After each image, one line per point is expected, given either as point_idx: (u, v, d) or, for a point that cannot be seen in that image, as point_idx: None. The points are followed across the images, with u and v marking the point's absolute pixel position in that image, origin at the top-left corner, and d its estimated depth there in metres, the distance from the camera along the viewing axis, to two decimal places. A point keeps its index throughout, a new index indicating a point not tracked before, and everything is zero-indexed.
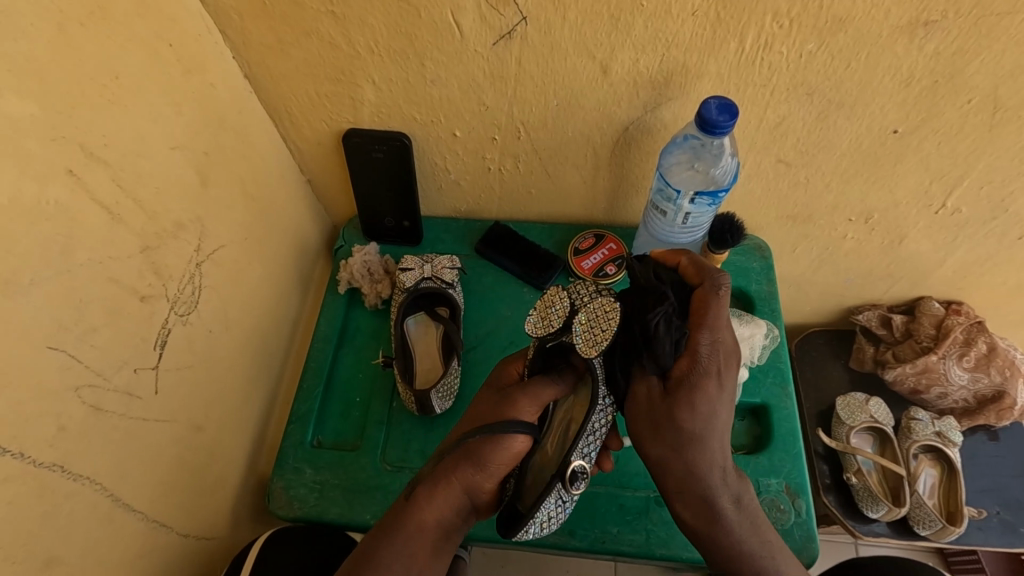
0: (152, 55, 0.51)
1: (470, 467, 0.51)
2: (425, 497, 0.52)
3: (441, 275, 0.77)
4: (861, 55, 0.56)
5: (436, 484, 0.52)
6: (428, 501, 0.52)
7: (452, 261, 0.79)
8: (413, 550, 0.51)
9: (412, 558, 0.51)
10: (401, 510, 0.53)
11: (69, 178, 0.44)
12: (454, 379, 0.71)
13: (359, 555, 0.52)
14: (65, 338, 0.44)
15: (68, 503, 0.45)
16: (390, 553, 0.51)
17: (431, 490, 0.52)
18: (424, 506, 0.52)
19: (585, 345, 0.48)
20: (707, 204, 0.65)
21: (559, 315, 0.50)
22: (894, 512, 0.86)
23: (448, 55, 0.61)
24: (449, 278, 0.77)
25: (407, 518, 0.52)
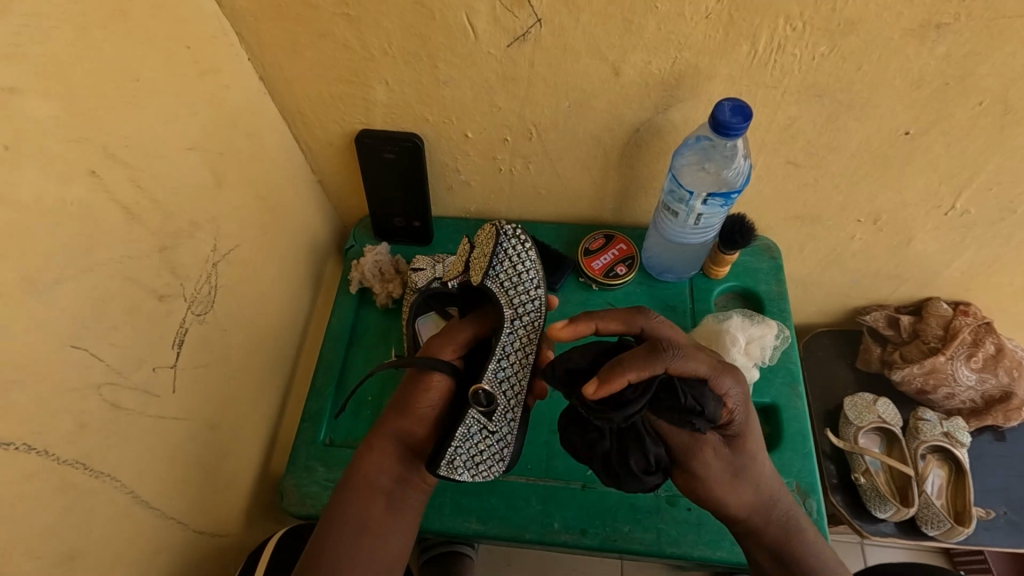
0: (170, 58, 0.52)
1: (397, 409, 0.61)
2: (366, 454, 0.60)
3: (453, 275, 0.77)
4: (872, 57, 0.56)
5: (373, 434, 0.61)
6: (371, 464, 0.60)
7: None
8: (368, 508, 0.58)
9: (367, 511, 0.58)
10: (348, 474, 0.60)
11: (90, 179, 0.44)
12: None
13: (325, 519, 0.57)
14: (87, 337, 0.44)
15: (88, 500, 0.45)
16: (344, 516, 0.57)
17: (372, 444, 0.60)
18: (366, 462, 0.59)
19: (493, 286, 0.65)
20: (720, 206, 0.66)
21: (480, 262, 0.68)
22: (902, 512, 0.87)
23: (460, 57, 0.61)
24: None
25: (353, 479, 0.59)
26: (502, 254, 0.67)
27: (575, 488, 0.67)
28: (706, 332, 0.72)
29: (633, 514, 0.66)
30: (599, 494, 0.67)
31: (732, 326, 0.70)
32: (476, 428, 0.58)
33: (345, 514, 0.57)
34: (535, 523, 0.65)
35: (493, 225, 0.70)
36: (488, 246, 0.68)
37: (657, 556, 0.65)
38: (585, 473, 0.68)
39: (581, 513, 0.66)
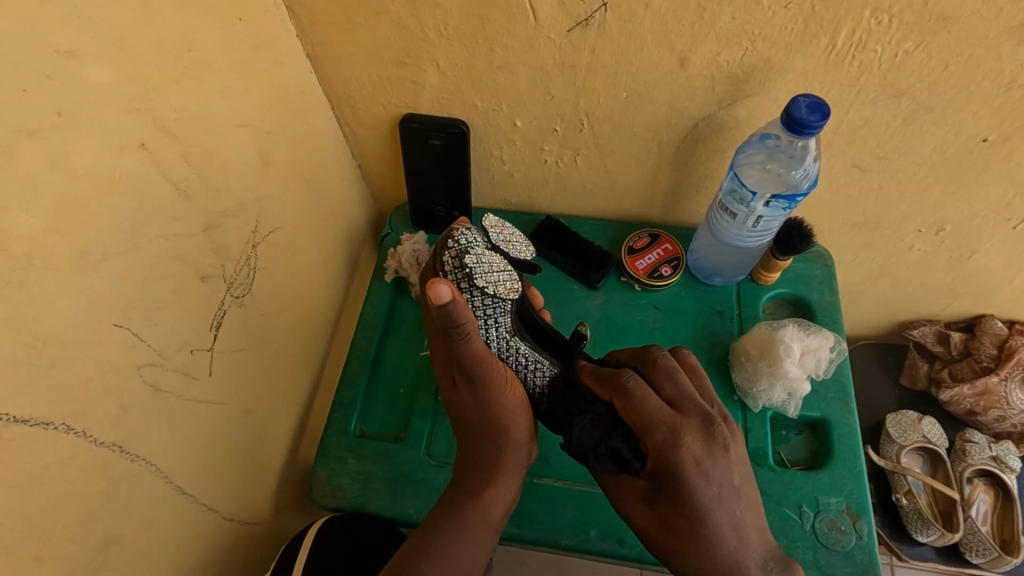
0: (223, 29, 0.50)
1: (494, 436, 0.54)
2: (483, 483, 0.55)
3: (503, 293, 0.50)
4: (962, 56, 0.53)
5: (492, 470, 0.55)
6: (492, 493, 0.55)
7: (501, 263, 0.51)
8: (474, 536, 0.54)
9: (472, 544, 0.53)
10: (454, 497, 0.55)
11: (142, 151, 0.42)
12: None
13: (416, 542, 0.54)
14: (132, 315, 0.43)
15: (126, 485, 0.44)
16: (460, 543, 0.53)
17: (494, 481, 0.55)
18: (486, 494, 0.54)
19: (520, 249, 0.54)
20: (782, 209, 0.61)
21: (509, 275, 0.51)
22: (946, 537, 0.84)
23: (520, 41, 0.58)
24: (504, 294, 0.50)
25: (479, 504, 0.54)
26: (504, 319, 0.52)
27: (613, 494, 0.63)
28: (758, 340, 0.67)
29: None
30: None
31: (786, 334, 0.65)
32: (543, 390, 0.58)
33: (458, 538, 0.53)
34: (571, 530, 0.62)
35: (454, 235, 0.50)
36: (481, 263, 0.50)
37: None
38: None
39: (618, 521, 0.63)
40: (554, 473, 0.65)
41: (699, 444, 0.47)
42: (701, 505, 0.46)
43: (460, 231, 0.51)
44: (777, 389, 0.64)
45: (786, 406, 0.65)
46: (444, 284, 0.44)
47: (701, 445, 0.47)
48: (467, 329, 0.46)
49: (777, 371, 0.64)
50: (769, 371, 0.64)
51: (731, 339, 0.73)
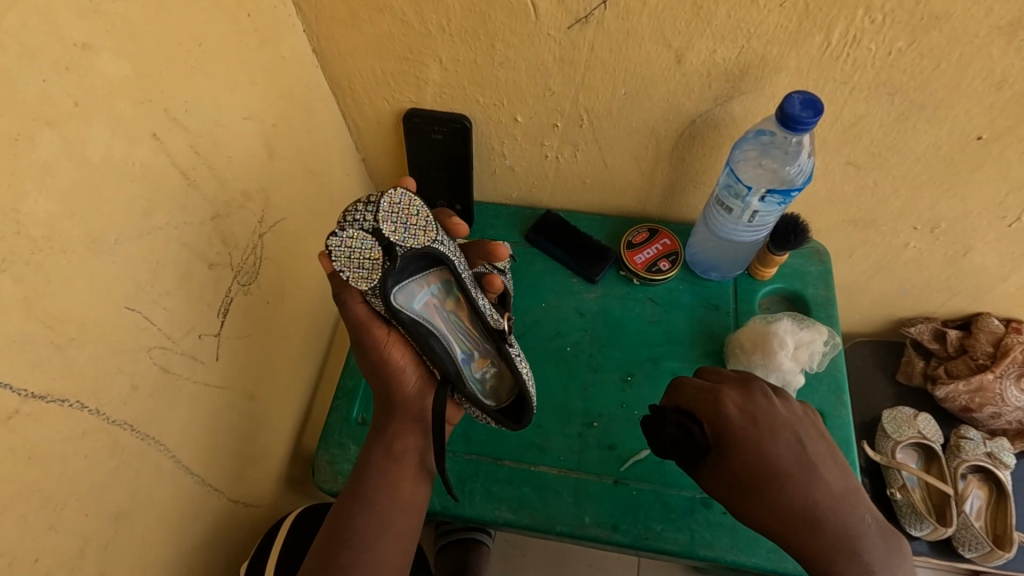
0: (231, 24, 0.51)
1: (391, 392, 0.60)
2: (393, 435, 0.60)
3: (358, 279, 0.53)
4: (953, 55, 0.54)
5: (393, 419, 0.60)
6: (398, 441, 0.60)
7: (368, 244, 0.53)
8: (395, 487, 0.58)
9: (398, 493, 0.58)
10: (370, 453, 0.60)
11: (153, 141, 0.44)
12: None
13: (347, 497, 0.58)
14: (142, 299, 0.44)
15: (135, 462, 0.46)
16: (376, 489, 0.58)
17: (394, 430, 0.60)
18: (395, 443, 0.60)
19: (409, 238, 0.55)
20: (777, 204, 0.62)
21: (371, 259, 0.53)
22: (939, 532, 0.85)
23: (521, 37, 0.60)
24: (360, 283, 0.53)
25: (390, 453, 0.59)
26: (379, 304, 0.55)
27: (608, 482, 0.65)
28: (752, 333, 0.68)
29: (668, 513, 0.63)
30: (632, 492, 0.64)
31: (781, 328, 0.66)
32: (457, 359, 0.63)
33: (377, 492, 0.58)
34: (566, 516, 0.63)
35: (348, 213, 0.54)
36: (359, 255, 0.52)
37: (689, 559, 0.62)
38: (618, 468, 0.66)
39: (612, 507, 0.64)
40: (550, 461, 0.67)
41: (737, 396, 0.56)
42: (779, 464, 0.54)
43: (350, 212, 0.54)
44: (771, 380, 0.65)
45: None
46: (324, 259, 0.55)
47: (738, 398, 0.56)
48: (346, 296, 0.55)
49: (771, 364, 0.65)
50: (763, 363, 0.65)
51: (727, 332, 0.74)
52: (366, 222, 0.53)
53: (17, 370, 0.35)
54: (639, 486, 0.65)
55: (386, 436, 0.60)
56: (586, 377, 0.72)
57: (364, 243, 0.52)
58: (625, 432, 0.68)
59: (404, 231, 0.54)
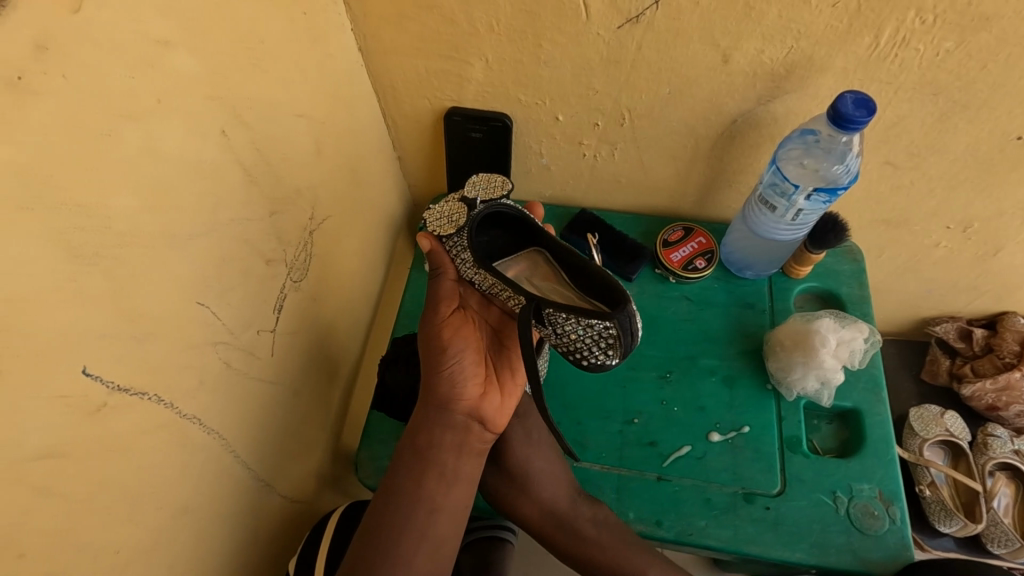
0: (289, 22, 0.52)
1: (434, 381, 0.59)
2: (424, 425, 0.60)
3: (446, 230, 0.59)
4: (1000, 55, 0.54)
5: (427, 410, 0.60)
6: (426, 436, 0.59)
7: (456, 205, 0.59)
8: (431, 485, 0.58)
9: (433, 489, 0.58)
10: (405, 448, 0.60)
11: (221, 138, 0.44)
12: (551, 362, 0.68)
13: (384, 493, 0.59)
14: (209, 295, 0.45)
15: (200, 456, 0.46)
16: (409, 479, 0.59)
17: (427, 422, 0.59)
18: (422, 434, 0.59)
19: (491, 191, 0.59)
20: (822, 202, 0.63)
21: (457, 212, 0.59)
22: (969, 528, 0.84)
23: (568, 37, 0.60)
24: (443, 232, 0.59)
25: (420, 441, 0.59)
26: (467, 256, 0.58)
27: (650, 479, 0.65)
28: (792, 331, 0.68)
29: (711, 509, 0.63)
30: (675, 489, 0.65)
31: (822, 326, 0.66)
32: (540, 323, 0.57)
33: (412, 489, 0.58)
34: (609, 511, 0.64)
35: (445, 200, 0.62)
36: (448, 215, 0.59)
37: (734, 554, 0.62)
38: (660, 464, 0.66)
39: (655, 503, 0.64)
40: (591, 458, 0.67)
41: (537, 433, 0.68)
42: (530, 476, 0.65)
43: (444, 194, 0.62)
44: (812, 378, 0.66)
45: (821, 394, 0.67)
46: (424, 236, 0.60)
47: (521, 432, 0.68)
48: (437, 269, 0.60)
49: (813, 362, 0.65)
50: (804, 361, 0.66)
51: (763, 330, 0.74)
52: (455, 196, 0.61)
53: (104, 363, 0.36)
54: (681, 482, 0.65)
55: (414, 427, 0.60)
56: (626, 375, 0.72)
57: (450, 206, 0.60)
58: (666, 428, 0.68)
59: (489, 189, 0.60)
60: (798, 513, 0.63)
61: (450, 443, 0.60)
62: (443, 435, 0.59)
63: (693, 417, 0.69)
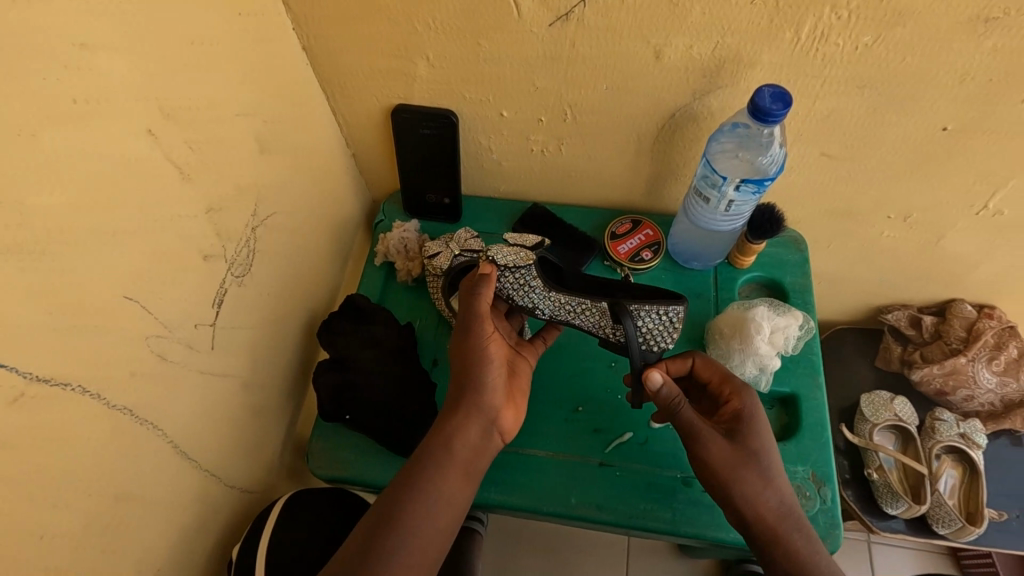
0: (225, 23, 0.53)
1: (467, 383, 0.60)
2: (452, 426, 0.59)
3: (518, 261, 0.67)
4: (918, 50, 0.56)
5: (453, 409, 0.60)
6: (455, 434, 0.59)
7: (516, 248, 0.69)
8: (445, 484, 0.57)
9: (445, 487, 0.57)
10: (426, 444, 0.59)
11: (148, 137, 0.46)
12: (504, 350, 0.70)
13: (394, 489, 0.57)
14: (140, 290, 0.46)
15: (134, 446, 0.47)
16: (426, 477, 0.57)
17: (453, 419, 0.59)
18: (450, 435, 0.59)
19: (530, 237, 0.73)
20: (751, 193, 0.64)
21: (517, 250, 0.68)
22: (914, 509, 0.88)
23: (505, 34, 0.61)
24: (522, 261, 0.67)
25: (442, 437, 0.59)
26: (538, 282, 0.66)
27: (594, 464, 0.67)
28: (730, 318, 0.70)
29: (651, 492, 0.65)
30: (616, 473, 0.67)
31: (757, 314, 0.67)
32: (604, 332, 0.66)
33: (422, 483, 0.57)
34: (552, 496, 0.65)
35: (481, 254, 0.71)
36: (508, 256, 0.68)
37: (672, 536, 0.64)
38: (604, 450, 0.68)
39: (598, 487, 0.66)
40: (538, 445, 0.68)
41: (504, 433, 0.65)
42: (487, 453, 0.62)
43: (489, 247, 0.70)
44: (749, 364, 0.68)
45: (759, 379, 0.69)
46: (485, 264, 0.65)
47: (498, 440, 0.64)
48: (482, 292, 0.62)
49: (749, 348, 0.67)
50: (740, 347, 0.68)
51: (708, 319, 0.76)
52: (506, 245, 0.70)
53: (22, 355, 0.37)
54: (624, 467, 0.67)
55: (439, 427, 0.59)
56: (574, 365, 0.73)
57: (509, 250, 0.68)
58: (611, 416, 0.70)
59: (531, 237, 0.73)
60: None
61: (469, 445, 0.59)
62: (467, 438, 0.59)
63: (637, 404, 0.70)
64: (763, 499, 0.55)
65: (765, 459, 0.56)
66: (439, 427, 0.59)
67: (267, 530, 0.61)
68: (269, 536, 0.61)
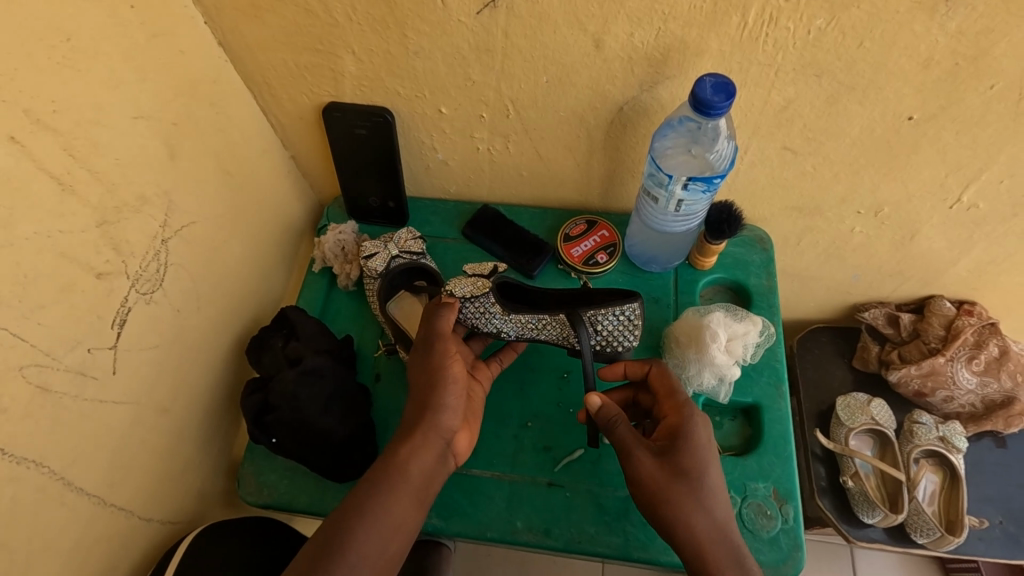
0: (110, 16, 0.48)
1: (427, 403, 0.56)
2: (407, 449, 0.54)
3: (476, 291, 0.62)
4: (876, 33, 0.52)
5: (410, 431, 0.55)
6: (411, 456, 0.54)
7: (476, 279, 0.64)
8: (395, 513, 0.52)
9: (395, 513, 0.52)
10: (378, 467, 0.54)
11: (10, 145, 0.41)
12: None
13: (340, 515, 0.52)
14: (8, 316, 0.42)
15: (10, 488, 0.43)
16: (375, 509, 0.52)
17: (410, 441, 0.54)
18: (406, 458, 0.54)
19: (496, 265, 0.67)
20: (701, 191, 0.60)
21: (477, 281, 0.63)
22: (891, 519, 0.84)
23: (431, 25, 0.57)
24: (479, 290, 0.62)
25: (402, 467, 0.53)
26: (498, 308, 0.61)
27: (541, 485, 0.63)
28: (687, 325, 0.66)
29: (601, 514, 0.62)
30: (567, 495, 0.63)
31: (713, 320, 0.64)
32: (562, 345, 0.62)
33: (373, 511, 0.51)
34: (497, 520, 0.62)
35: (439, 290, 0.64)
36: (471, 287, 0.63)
37: (624, 561, 0.60)
38: (552, 470, 0.64)
39: (545, 511, 0.62)
40: (483, 465, 0.64)
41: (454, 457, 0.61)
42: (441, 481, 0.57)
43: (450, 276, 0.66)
44: (706, 374, 0.64)
45: (718, 390, 0.64)
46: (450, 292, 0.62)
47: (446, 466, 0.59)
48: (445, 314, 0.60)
49: (705, 357, 0.63)
50: (697, 356, 0.64)
51: (667, 325, 0.72)
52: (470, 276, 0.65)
53: None
54: (573, 487, 0.63)
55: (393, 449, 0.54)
56: (523, 377, 0.69)
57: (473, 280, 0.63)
58: (561, 432, 0.66)
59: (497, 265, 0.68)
60: None
61: (425, 470, 0.54)
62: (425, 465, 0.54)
63: None
64: (693, 521, 0.50)
65: (700, 479, 0.51)
66: (394, 457, 0.54)
67: (178, 551, 0.57)
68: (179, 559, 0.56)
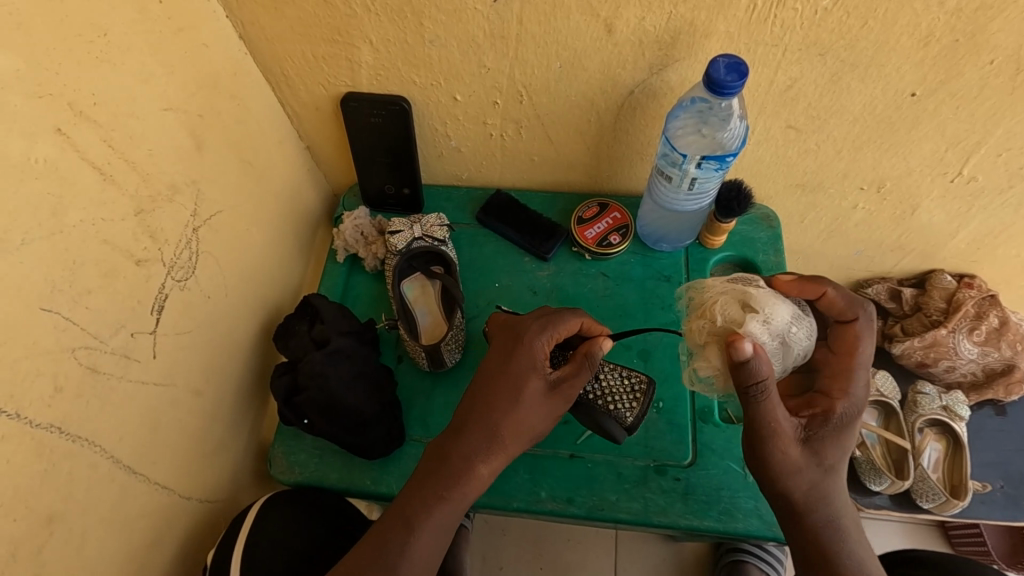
0: (140, 12, 0.50)
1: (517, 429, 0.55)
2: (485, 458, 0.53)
3: None
4: (878, 11, 0.53)
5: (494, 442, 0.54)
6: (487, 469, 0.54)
7: None
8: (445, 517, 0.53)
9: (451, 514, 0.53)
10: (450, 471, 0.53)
11: (57, 136, 0.43)
12: (459, 331, 0.70)
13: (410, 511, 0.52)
14: (59, 299, 0.44)
15: (66, 463, 0.45)
16: (429, 517, 0.52)
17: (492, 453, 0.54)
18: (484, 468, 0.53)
19: None
20: (715, 169, 0.62)
21: None
22: (897, 484, 0.86)
23: (448, 13, 0.58)
24: None
25: (469, 473, 0.53)
26: None
27: (563, 456, 0.66)
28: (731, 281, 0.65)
29: (622, 483, 0.64)
30: (587, 465, 0.65)
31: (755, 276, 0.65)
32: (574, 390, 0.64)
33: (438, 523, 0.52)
34: (521, 491, 0.64)
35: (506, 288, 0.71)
36: None
37: (645, 526, 0.63)
38: (574, 442, 0.66)
39: (567, 481, 0.65)
40: None
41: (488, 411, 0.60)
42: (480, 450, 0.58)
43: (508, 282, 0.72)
44: None
45: None
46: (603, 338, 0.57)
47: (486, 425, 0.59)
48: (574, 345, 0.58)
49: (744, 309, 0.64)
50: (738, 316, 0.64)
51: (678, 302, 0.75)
52: None
53: None
54: (593, 458, 0.66)
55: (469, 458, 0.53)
56: None
57: None
58: None
59: None
60: (706, 482, 0.64)
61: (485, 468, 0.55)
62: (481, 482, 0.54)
63: None
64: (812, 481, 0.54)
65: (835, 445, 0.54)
66: (463, 462, 0.53)
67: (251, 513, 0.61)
68: (254, 512, 0.62)
